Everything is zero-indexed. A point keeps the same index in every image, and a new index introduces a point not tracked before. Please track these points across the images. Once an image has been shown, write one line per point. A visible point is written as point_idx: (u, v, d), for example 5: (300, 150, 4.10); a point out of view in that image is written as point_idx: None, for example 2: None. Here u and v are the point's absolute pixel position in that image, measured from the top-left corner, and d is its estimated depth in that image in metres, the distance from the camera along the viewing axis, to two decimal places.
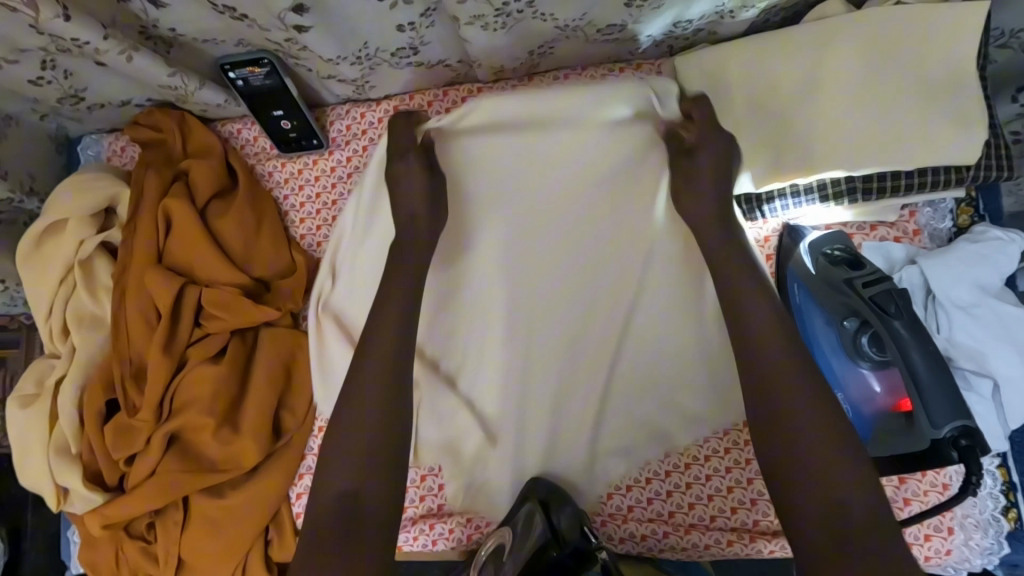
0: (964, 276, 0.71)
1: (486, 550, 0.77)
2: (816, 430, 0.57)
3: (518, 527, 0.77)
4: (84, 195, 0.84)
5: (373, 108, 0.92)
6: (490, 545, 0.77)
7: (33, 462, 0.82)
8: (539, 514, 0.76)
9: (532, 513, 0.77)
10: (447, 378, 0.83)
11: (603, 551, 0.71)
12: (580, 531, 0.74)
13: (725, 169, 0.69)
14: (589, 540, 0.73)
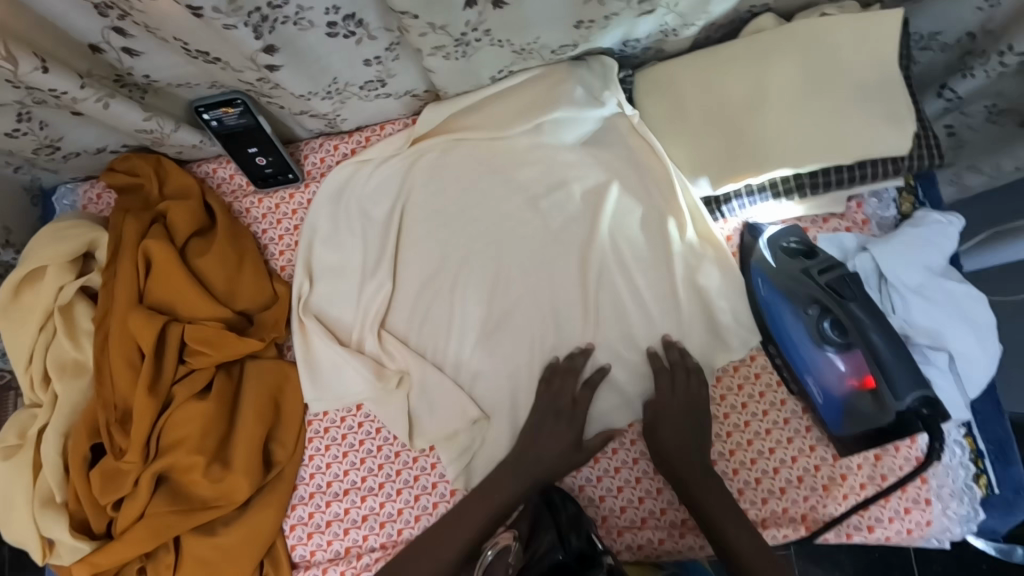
0: (913, 259, 0.76)
1: (494, 549, 0.75)
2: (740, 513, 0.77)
3: (523, 528, 0.77)
4: (63, 242, 0.85)
5: (345, 139, 0.96)
6: (502, 542, 0.74)
7: (18, 515, 0.80)
8: (546, 513, 0.78)
9: (536, 512, 0.79)
10: (436, 385, 0.88)
11: (609, 555, 0.74)
12: (586, 537, 0.77)
13: (641, 247, 0.87)
14: (595, 545, 0.76)
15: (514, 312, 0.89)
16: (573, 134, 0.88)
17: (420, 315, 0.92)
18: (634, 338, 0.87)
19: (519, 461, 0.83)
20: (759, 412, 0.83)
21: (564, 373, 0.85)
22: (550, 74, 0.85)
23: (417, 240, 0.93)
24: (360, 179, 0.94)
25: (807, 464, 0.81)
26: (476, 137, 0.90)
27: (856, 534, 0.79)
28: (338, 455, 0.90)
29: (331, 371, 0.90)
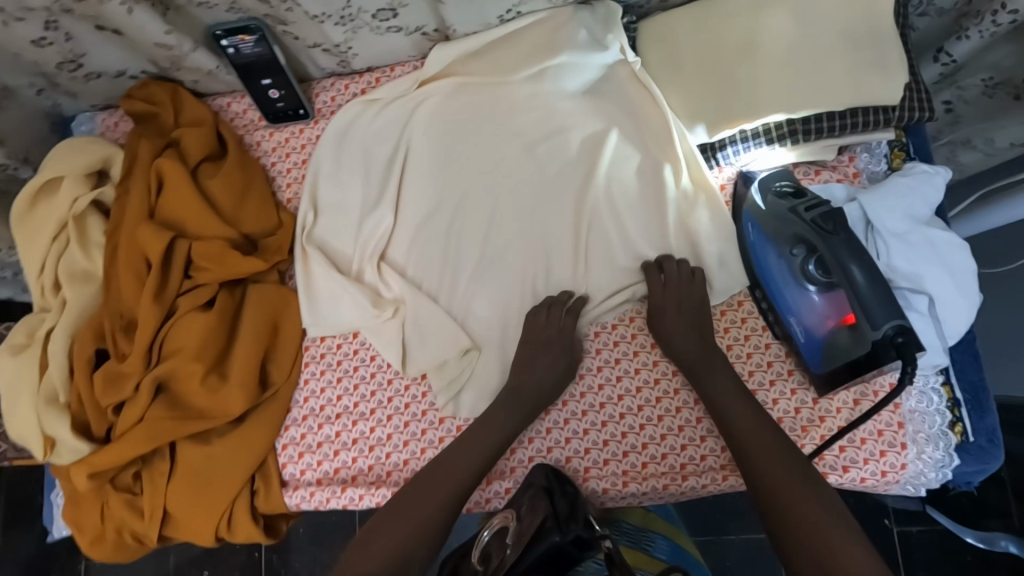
0: (897, 206, 0.78)
1: (491, 529, 0.78)
2: (746, 435, 0.75)
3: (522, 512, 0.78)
4: (80, 157, 0.89)
5: (356, 79, 0.99)
6: (496, 522, 0.78)
7: (22, 410, 0.83)
8: (544, 501, 0.76)
9: (537, 499, 0.78)
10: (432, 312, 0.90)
11: (608, 539, 0.75)
12: (587, 522, 0.76)
13: (637, 192, 0.90)
14: (592, 530, 0.75)
15: (510, 251, 0.92)
16: (578, 83, 0.91)
17: (418, 250, 0.94)
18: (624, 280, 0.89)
19: (524, 400, 0.83)
20: (744, 354, 0.85)
21: (548, 311, 0.87)
22: (557, 17, 0.88)
23: (415, 175, 0.95)
24: (372, 116, 0.97)
25: (787, 406, 0.83)
26: (481, 80, 0.93)
27: (831, 474, 0.81)
28: (333, 380, 0.92)
29: (327, 300, 0.92)
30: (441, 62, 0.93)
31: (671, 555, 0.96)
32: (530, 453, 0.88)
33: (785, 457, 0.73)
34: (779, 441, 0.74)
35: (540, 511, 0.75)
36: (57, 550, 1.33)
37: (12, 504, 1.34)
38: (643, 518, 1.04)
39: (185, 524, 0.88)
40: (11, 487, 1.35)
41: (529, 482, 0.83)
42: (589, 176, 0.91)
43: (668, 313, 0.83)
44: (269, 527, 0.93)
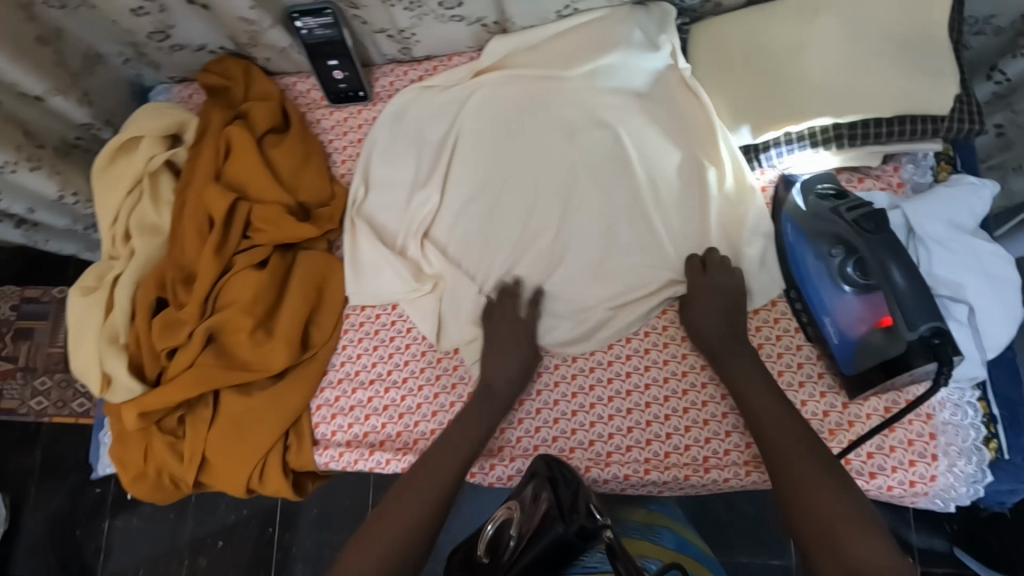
0: (941, 214, 0.79)
1: (496, 523, 0.82)
2: (774, 427, 0.76)
3: (526, 503, 0.80)
4: (158, 119, 0.96)
5: (415, 66, 1.05)
6: (498, 516, 0.82)
7: (87, 346, 0.90)
8: (546, 489, 0.78)
9: (540, 490, 0.79)
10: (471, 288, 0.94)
11: (609, 529, 0.74)
12: (587, 510, 0.75)
13: (679, 188, 0.92)
14: (595, 518, 0.74)
15: (547, 238, 0.94)
16: (631, 79, 0.94)
17: (460, 230, 0.98)
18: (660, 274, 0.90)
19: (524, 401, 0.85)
20: (775, 353, 0.85)
21: (504, 307, 0.91)
22: (612, 15, 0.93)
23: (463, 158, 0.99)
24: (428, 100, 1.01)
25: (816, 408, 0.83)
26: (534, 73, 0.97)
27: (856, 479, 0.80)
28: (369, 348, 0.96)
29: (369, 270, 0.96)
30: (500, 52, 0.98)
31: (677, 544, 0.93)
32: (554, 433, 0.89)
33: (810, 451, 0.73)
34: (806, 437, 0.75)
35: (543, 500, 0.77)
36: (85, 503, 1.38)
37: (48, 455, 1.41)
38: (645, 515, 1.01)
39: (219, 471, 0.92)
40: (49, 438, 1.42)
41: (533, 473, 0.84)
42: (633, 170, 0.93)
43: (709, 303, 0.84)
44: (297, 484, 0.96)
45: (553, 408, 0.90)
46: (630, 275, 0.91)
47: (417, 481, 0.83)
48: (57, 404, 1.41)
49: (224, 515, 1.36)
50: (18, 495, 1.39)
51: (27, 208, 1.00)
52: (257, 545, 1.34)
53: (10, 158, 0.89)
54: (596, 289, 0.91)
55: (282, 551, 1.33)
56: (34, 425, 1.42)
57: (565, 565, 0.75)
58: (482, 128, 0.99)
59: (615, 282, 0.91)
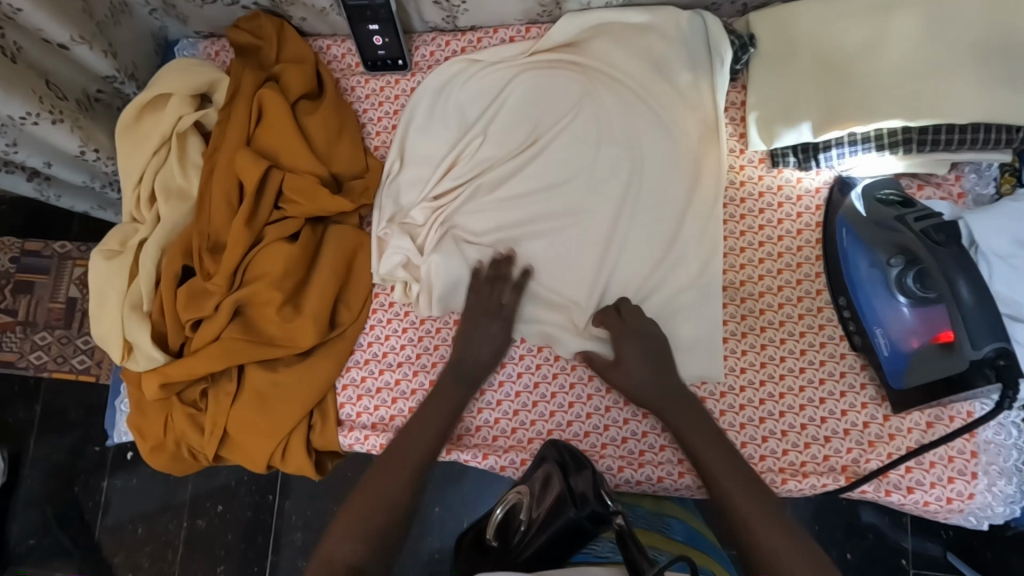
0: (1006, 229, 0.76)
1: (504, 506, 0.77)
2: (725, 472, 0.74)
3: (535, 486, 0.79)
4: (187, 76, 0.91)
5: (458, 37, 1.00)
6: (507, 501, 0.77)
7: (109, 314, 0.87)
8: (558, 474, 0.77)
9: (551, 475, 0.79)
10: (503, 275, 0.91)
11: (619, 516, 0.72)
12: (598, 495, 0.76)
13: (718, 188, 0.89)
14: (605, 504, 0.74)
15: (586, 229, 0.91)
16: (691, 72, 0.90)
17: (496, 218, 0.93)
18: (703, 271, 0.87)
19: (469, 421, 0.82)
20: (817, 361, 0.83)
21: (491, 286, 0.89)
22: (668, 15, 0.90)
23: (503, 140, 0.95)
24: (474, 74, 0.96)
25: (856, 419, 0.81)
26: (594, 62, 0.94)
27: (894, 493, 0.79)
28: (398, 329, 0.93)
29: (394, 260, 0.91)
30: (563, 29, 0.93)
31: (687, 537, 0.92)
32: (587, 428, 0.87)
33: (747, 483, 0.73)
34: (751, 480, 0.73)
35: (554, 484, 0.77)
36: (85, 461, 1.36)
37: (49, 411, 1.37)
38: (655, 504, 1.01)
39: (241, 447, 0.90)
40: (48, 394, 1.38)
41: (542, 458, 0.82)
42: (676, 163, 0.90)
43: (630, 344, 0.82)
44: (318, 463, 0.94)
45: (512, 418, 0.89)
46: (666, 269, 0.88)
47: (421, 466, 0.79)
48: (57, 359, 1.37)
49: (226, 480, 1.34)
50: (15, 449, 1.36)
51: (45, 161, 0.95)
52: (257, 513, 1.32)
53: (32, 110, 0.84)
54: (637, 288, 0.88)
55: (281, 518, 1.32)
56: (32, 379, 1.38)
57: (575, 548, 0.76)
58: (527, 108, 0.95)
59: (656, 275, 0.88)
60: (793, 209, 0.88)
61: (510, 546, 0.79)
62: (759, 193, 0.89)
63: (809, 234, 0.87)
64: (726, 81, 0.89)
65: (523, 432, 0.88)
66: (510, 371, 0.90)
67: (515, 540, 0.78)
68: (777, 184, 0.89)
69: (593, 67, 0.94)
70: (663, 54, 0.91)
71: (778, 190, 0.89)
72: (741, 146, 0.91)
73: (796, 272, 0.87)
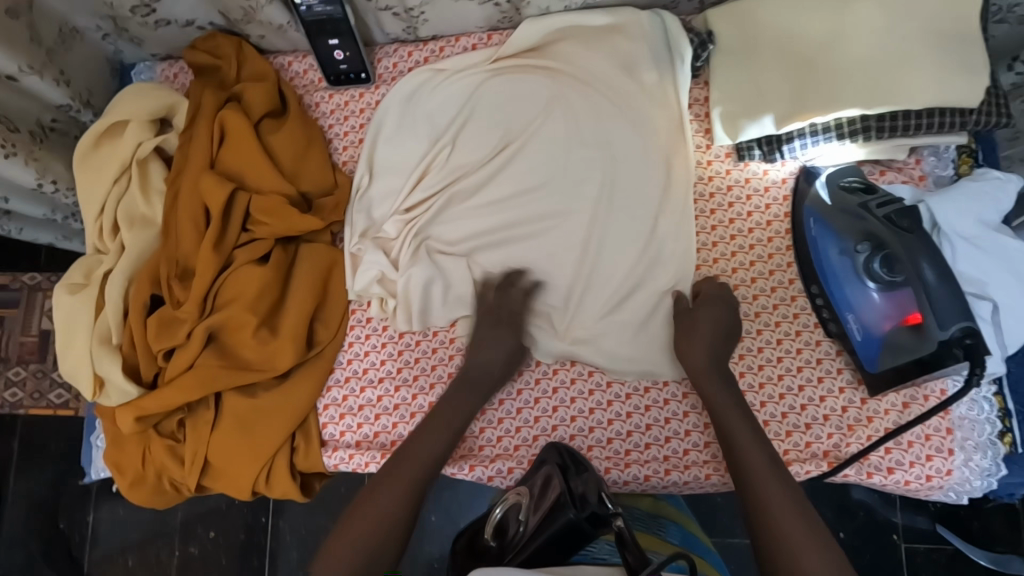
0: (966, 210, 0.78)
1: (503, 506, 0.78)
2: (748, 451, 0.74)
3: (536, 488, 0.78)
4: (145, 100, 0.89)
5: (420, 47, 0.99)
6: (507, 501, 0.77)
7: (76, 349, 0.85)
8: (558, 476, 0.77)
9: (550, 477, 0.78)
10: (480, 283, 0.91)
11: (619, 517, 0.72)
12: (598, 496, 0.75)
13: (688, 183, 0.89)
14: (605, 506, 0.74)
15: (563, 231, 0.91)
16: (654, 70, 0.90)
17: (471, 226, 0.93)
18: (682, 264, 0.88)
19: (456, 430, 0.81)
20: (794, 350, 0.84)
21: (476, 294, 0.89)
22: (628, 15, 0.91)
23: (472, 148, 0.94)
24: (438, 83, 0.96)
25: (835, 405, 0.82)
26: (558, 65, 0.95)
27: (875, 475, 0.80)
28: (377, 345, 0.92)
29: (369, 276, 0.90)
30: (525, 35, 0.93)
31: (682, 539, 0.93)
32: (572, 431, 0.87)
33: (778, 483, 0.72)
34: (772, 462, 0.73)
35: (554, 486, 0.76)
36: (69, 494, 1.32)
37: (28, 447, 1.33)
38: (651, 505, 1.01)
39: (224, 475, 0.88)
40: (26, 429, 1.34)
41: (544, 460, 0.82)
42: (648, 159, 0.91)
43: (704, 319, 0.82)
44: (304, 485, 0.93)
45: (498, 426, 0.88)
46: (644, 264, 0.89)
47: (425, 472, 0.79)
48: (33, 395, 1.31)
49: (216, 502, 1.32)
50: None
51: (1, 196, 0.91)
52: (252, 535, 1.30)
53: None
54: (618, 287, 0.88)
55: (276, 538, 1.29)
56: (8, 417, 1.34)
57: (573, 552, 0.74)
58: (494, 115, 0.94)
59: (634, 271, 0.89)
60: (762, 202, 0.89)
61: (508, 545, 0.78)
62: (728, 187, 0.90)
63: (779, 225, 0.89)
64: (688, 79, 0.90)
65: (508, 439, 0.88)
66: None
67: (512, 539, 0.78)
68: (745, 177, 0.90)
69: (558, 70, 0.95)
70: (625, 54, 0.92)
71: (745, 183, 0.90)
72: (708, 141, 0.92)
73: (768, 263, 0.88)
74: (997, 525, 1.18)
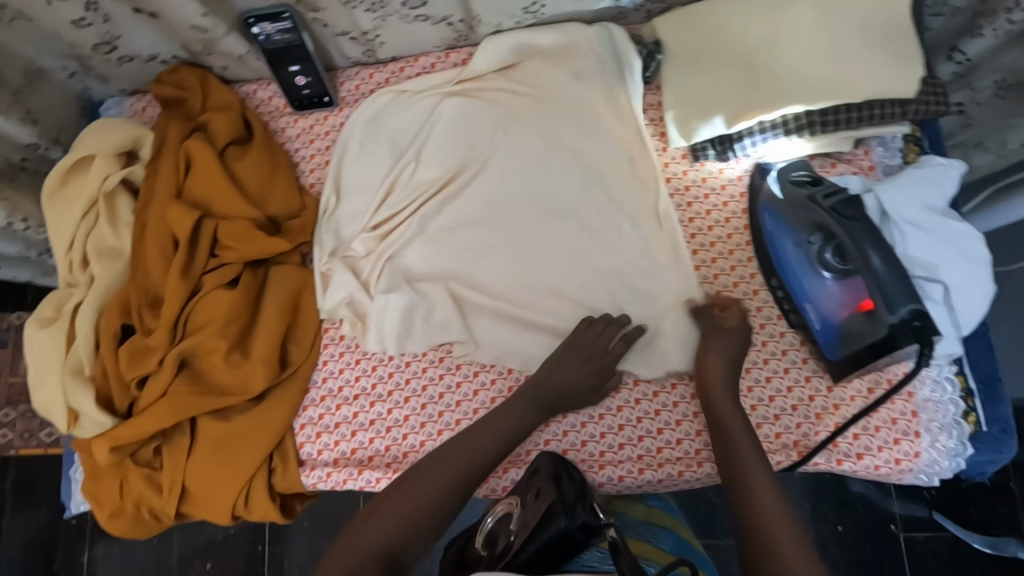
0: (913, 196, 0.80)
1: (496, 516, 0.78)
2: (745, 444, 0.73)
3: (528, 497, 0.78)
4: (111, 135, 0.91)
5: (381, 69, 1.02)
6: (499, 509, 0.77)
7: (48, 383, 0.86)
8: (549, 486, 0.76)
9: (542, 487, 0.78)
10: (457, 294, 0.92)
11: (610, 528, 0.73)
12: (590, 508, 0.75)
13: (648, 183, 0.92)
14: (597, 516, 0.74)
15: (532, 239, 0.93)
16: (607, 79, 0.93)
17: (442, 238, 0.94)
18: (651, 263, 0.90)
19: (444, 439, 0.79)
20: (759, 343, 0.86)
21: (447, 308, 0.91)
22: (577, 28, 0.94)
23: (435, 163, 0.96)
24: (401, 103, 0.99)
25: (802, 394, 0.84)
26: (514, 79, 0.97)
27: (845, 461, 0.81)
28: (351, 362, 0.93)
29: (338, 297, 0.92)
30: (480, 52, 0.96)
31: (676, 547, 0.89)
32: (547, 436, 0.88)
33: (774, 483, 0.68)
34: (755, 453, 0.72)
35: (546, 497, 0.75)
36: (64, 531, 1.31)
37: (20, 488, 1.32)
38: (644, 512, 0.96)
39: (202, 501, 0.89)
40: (19, 468, 1.33)
41: (536, 468, 0.81)
42: (615, 164, 0.93)
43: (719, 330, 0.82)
44: (285, 506, 0.93)
45: None
46: (617, 266, 0.90)
47: (423, 498, 0.73)
48: (23, 435, 1.32)
49: (211, 532, 1.30)
50: None
51: None
52: (249, 561, 1.29)
53: None
54: (590, 289, 0.90)
55: (274, 564, 1.28)
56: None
57: (563, 563, 0.73)
58: (455, 129, 0.97)
59: (603, 274, 0.90)
60: (719, 199, 0.92)
61: (496, 556, 0.73)
62: (686, 187, 0.93)
63: (738, 222, 0.91)
64: (639, 84, 0.93)
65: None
66: (465, 390, 0.90)
67: (502, 550, 0.73)
68: (701, 176, 0.93)
69: (516, 85, 0.97)
70: (577, 65, 0.94)
71: (703, 182, 0.92)
72: (664, 144, 0.94)
73: (729, 259, 0.90)
74: (992, 508, 1.17)
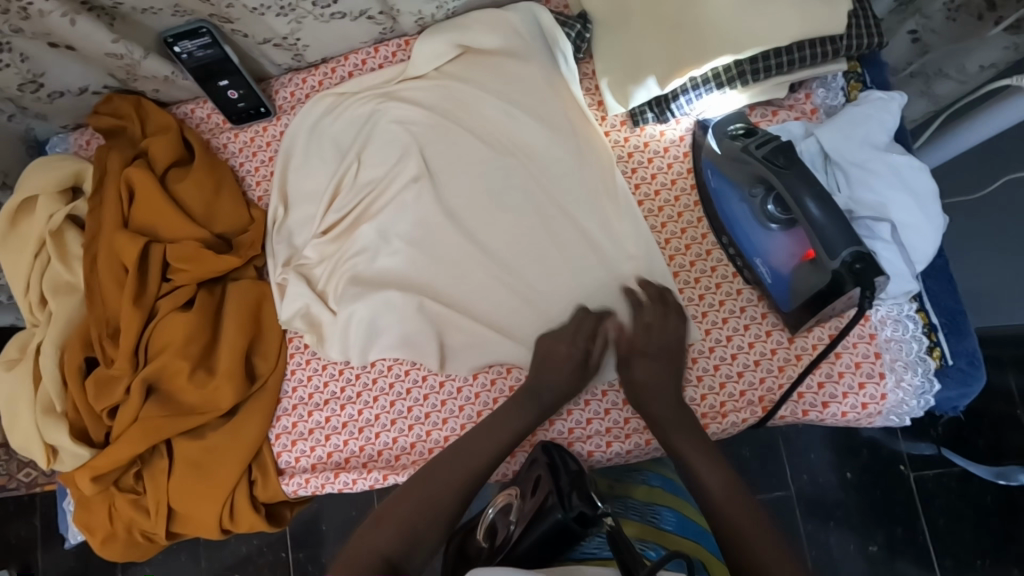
0: (854, 135, 0.78)
1: (496, 507, 0.78)
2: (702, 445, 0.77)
3: (528, 487, 0.77)
4: (51, 173, 0.93)
5: (312, 72, 1.01)
6: (499, 500, 0.78)
7: (23, 422, 0.88)
8: (546, 476, 0.74)
9: (540, 477, 0.76)
10: (419, 289, 0.92)
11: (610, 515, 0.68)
12: (586, 497, 0.71)
13: (594, 154, 0.90)
14: (595, 505, 0.70)
15: (487, 224, 0.92)
16: (538, 59, 0.92)
17: (396, 234, 0.94)
18: (610, 233, 0.89)
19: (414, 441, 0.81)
20: (716, 302, 0.85)
21: (407, 303, 0.90)
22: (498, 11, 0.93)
23: (378, 159, 0.95)
24: (338, 104, 0.98)
25: (764, 348, 0.83)
26: (445, 69, 0.96)
27: (811, 411, 0.81)
28: (318, 369, 0.93)
29: (294, 308, 0.92)
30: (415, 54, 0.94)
31: (680, 528, 0.79)
32: None
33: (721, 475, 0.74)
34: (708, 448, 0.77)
35: (544, 486, 0.74)
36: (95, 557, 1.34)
37: (47, 523, 1.35)
38: (646, 493, 0.86)
39: (187, 518, 0.91)
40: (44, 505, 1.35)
41: (533, 460, 0.79)
42: (561, 136, 0.92)
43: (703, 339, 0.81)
44: (273, 514, 0.95)
45: (442, 427, 0.89)
46: (577, 242, 0.90)
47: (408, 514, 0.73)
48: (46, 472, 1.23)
49: (236, 546, 1.32)
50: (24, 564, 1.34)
51: None
52: (273, 570, 1.31)
53: None
54: (548, 269, 0.89)
55: (298, 571, 1.30)
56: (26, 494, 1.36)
57: (565, 553, 0.71)
58: (394, 122, 0.95)
59: (561, 250, 0.89)
60: (663, 162, 0.90)
61: (496, 548, 0.74)
62: (629, 153, 0.91)
63: (683, 182, 0.89)
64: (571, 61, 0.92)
65: (455, 438, 0.88)
66: (431, 383, 0.90)
67: (502, 541, 0.74)
68: (643, 141, 0.91)
69: (451, 75, 0.96)
70: (505, 43, 0.93)
71: (644, 147, 0.91)
72: (602, 113, 0.93)
73: (679, 222, 0.89)
74: (999, 438, 1.16)
